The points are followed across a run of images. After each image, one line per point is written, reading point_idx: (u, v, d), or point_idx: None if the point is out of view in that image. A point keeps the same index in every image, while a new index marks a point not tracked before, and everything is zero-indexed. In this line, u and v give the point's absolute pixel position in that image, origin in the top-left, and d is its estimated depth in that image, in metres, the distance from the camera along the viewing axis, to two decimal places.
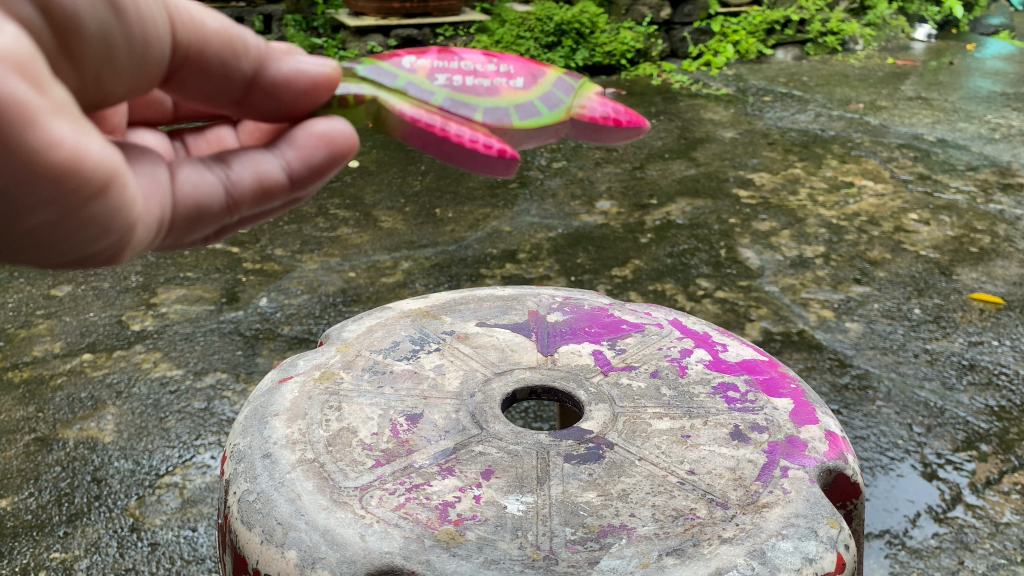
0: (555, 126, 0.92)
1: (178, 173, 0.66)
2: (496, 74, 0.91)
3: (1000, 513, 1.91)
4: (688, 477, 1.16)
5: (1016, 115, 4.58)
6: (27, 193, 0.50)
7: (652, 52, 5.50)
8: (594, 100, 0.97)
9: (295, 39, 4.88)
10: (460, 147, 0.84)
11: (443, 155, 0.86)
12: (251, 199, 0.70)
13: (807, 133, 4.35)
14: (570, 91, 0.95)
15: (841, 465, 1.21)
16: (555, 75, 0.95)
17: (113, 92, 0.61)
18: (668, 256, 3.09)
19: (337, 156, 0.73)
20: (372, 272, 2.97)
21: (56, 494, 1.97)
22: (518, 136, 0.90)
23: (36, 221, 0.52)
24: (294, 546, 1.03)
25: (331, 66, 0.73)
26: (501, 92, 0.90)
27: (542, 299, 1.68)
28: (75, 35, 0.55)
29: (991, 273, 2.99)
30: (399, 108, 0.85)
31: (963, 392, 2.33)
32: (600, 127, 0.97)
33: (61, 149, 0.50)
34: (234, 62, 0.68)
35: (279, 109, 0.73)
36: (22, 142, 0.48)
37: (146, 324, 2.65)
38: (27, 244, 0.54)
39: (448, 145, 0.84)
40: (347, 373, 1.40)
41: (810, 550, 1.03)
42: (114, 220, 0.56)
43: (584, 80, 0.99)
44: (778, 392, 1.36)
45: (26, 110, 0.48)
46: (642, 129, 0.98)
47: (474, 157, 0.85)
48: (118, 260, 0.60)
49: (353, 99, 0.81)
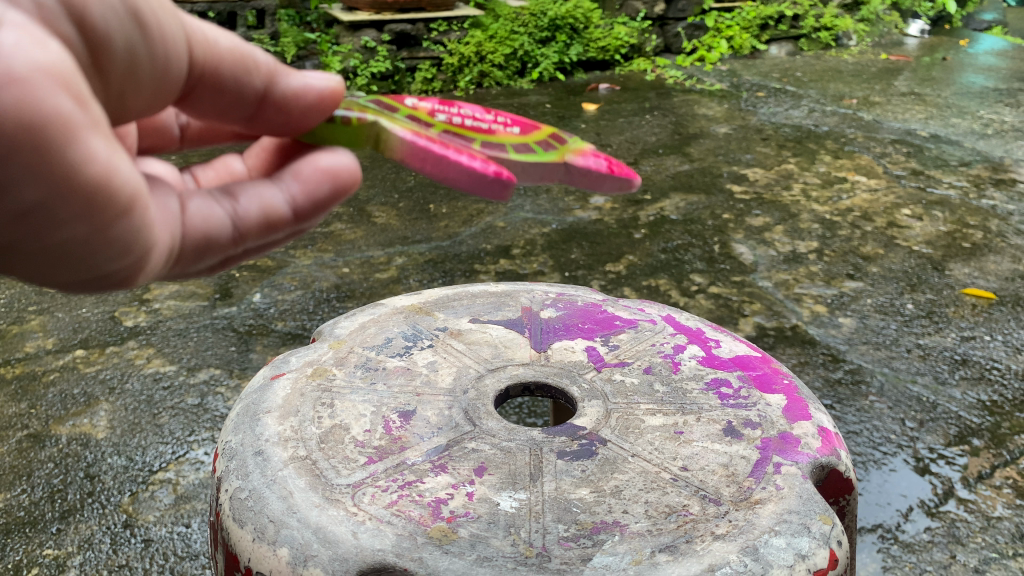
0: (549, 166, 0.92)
1: (188, 204, 0.65)
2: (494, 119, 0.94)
3: (991, 508, 1.92)
4: (681, 474, 1.16)
5: (1008, 111, 4.59)
6: (63, 206, 0.50)
7: (646, 47, 5.51)
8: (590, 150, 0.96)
9: (289, 35, 4.61)
10: (457, 165, 0.82)
11: (439, 173, 0.83)
12: (255, 232, 0.69)
13: (800, 129, 4.36)
14: (565, 140, 0.95)
15: (834, 461, 1.21)
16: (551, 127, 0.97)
17: (131, 110, 0.60)
18: (662, 252, 3.09)
19: (339, 191, 0.72)
20: (366, 268, 2.96)
21: (49, 491, 1.96)
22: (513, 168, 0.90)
23: (65, 235, 0.51)
24: (286, 544, 1.03)
25: (335, 79, 0.73)
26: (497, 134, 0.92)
27: (536, 295, 1.68)
28: (105, 52, 0.54)
29: (984, 268, 3.00)
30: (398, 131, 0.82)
31: (955, 387, 2.34)
32: (595, 174, 0.94)
33: (98, 163, 0.50)
34: (247, 78, 0.67)
35: (288, 124, 0.72)
36: (63, 157, 0.48)
37: (139, 320, 2.64)
38: (49, 260, 0.53)
39: (444, 161, 0.82)
40: (339, 370, 1.40)
41: (802, 547, 1.03)
42: (135, 240, 0.56)
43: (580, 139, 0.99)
44: (771, 388, 1.37)
45: (71, 124, 0.48)
46: (634, 182, 0.96)
47: (470, 174, 0.83)
48: (129, 282, 0.60)
49: (357, 119, 0.80)
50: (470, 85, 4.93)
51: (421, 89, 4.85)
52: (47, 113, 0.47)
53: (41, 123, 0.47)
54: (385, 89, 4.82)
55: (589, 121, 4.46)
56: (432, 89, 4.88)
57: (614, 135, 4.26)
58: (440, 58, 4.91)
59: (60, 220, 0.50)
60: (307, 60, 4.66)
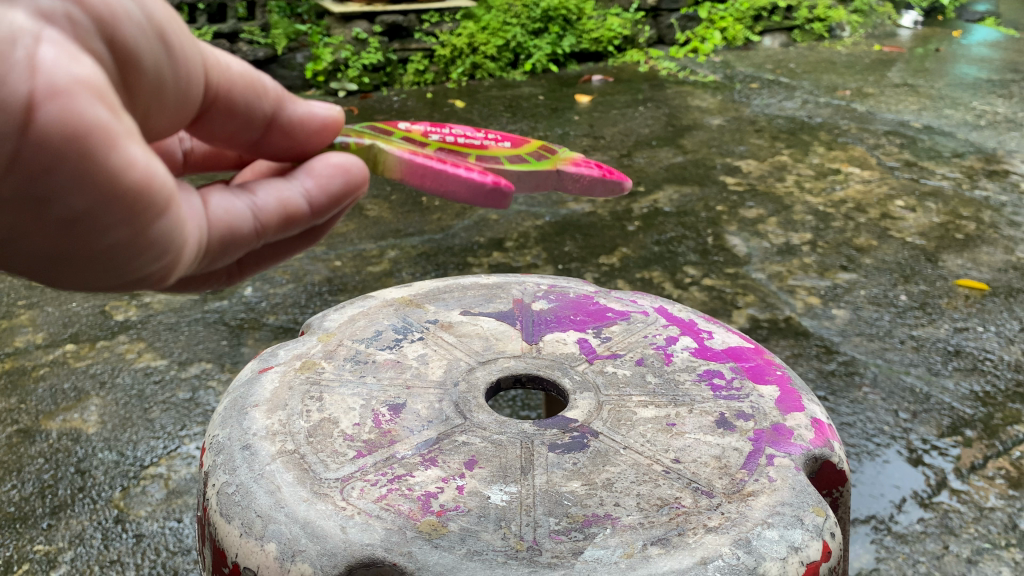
0: (541, 176, 1.08)
1: (210, 199, 0.67)
2: (483, 141, 1.09)
3: (984, 498, 1.92)
4: (673, 466, 1.16)
5: (1001, 102, 4.59)
6: (105, 213, 0.54)
7: (639, 38, 5.48)
8: (575, 163, 1.13)
9: (279, 27, 4.51)
10: (456, 177, 0.91)
11: (439, 188, 0.91)
12: (275, 225, 0.72)
13: (794, 120, 4.35)
14: (550, 156, 1.12)
15: (827, 452, 1.20)
16: (534, 147, 1.12)
17: (156, 128, 0.62)
18: (656, 244, 3.07)
19: (351, 186, 0.76)
20: (358, 261, 2.94)
21: (39, 486, 1.94)
22: (511, 175, 1.05)
23: (111, 238, 0.55)
24: (273, 539, 1.01)
25: (336, 110, 0.79)
26: (488, 150, 1.07)
27: (528, 287, 1.67)
28: (135, 70, 0.56)
29: (977, 259, 3.00)
30: (394, 151, 0.90)
31: (948, 378, 2.34)
32: (585, 179, 1.11)
33: (136, 169, 0.53)
34: (257, 103, 0.70)
35: (292, 148, 0.77)
36: (105, 163, 0.51)
37: (130, 314, 2.61)
38: (93, 263, 0.57)
39: (444, 175, 0.91)
40: (328, 363, 1.38)
41: (796, 539, 1.02)
42: (171, 240, 0.59)
43: (562, 155, 1.15)
44: (764, 379, 1.36)
45: (110, 134, 0.51)
46: (624, 184, 1.13)
47: (471, 184, 0.91)
48: (165, 280, 0.63)
49: (355, 144, 0.88)
50: (462, 77, 4.91)
51: (414, 81, 4.82)
52: (86, 123, 0.50)
53: (80, 132, 0.50)
54: (377, 81, 4.74)
55: (583, 113, 4.44)
56: (425, 81, 4.84)
57: (608, 126, 4.24)
58: (431, 50, 4.87)
59: (104, 223, 0.54)
60: (298, 52, 4.62)
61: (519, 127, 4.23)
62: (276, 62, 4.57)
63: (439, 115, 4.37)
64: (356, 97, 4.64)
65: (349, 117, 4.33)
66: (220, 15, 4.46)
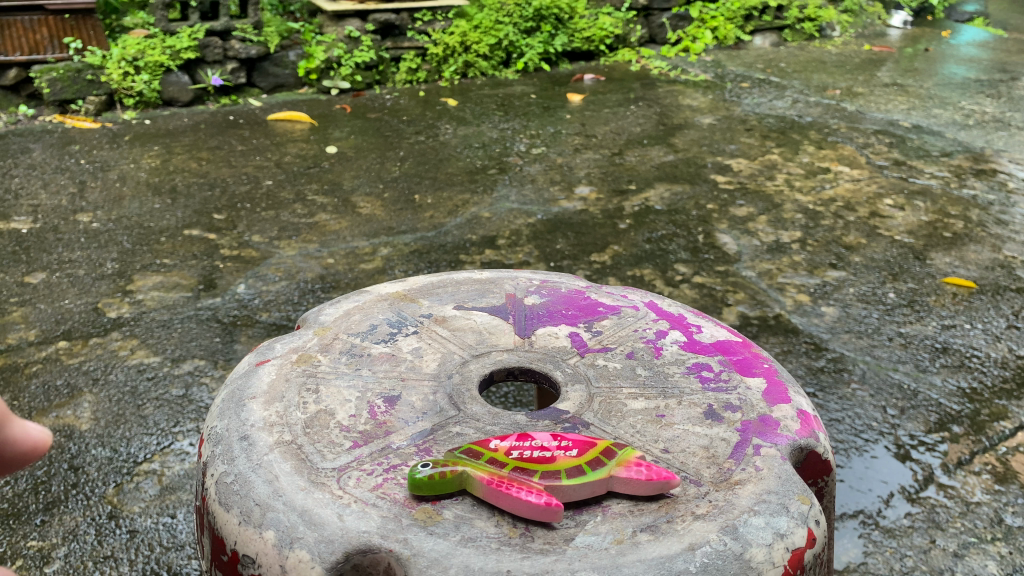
0: (595, 483, 1.08)
1: None
2: (556, 447, 1.13)
3: (971, 493, 1.95)
4: (662, 456, 1.18)
5: (989, 102, 4.64)
6: None
7: (630, 38, 5.52)
8: (632, 463, 1.10)
9: (273, 24, 4.53)
10: (515, 498, 1.05)
11: (497, 500, 1.06)
12: None
13: (784, 119, 4.38)
14: (611, 457, 1.11)
15: (813, 443, 1.23)
16: (610, 445, 1.14)
17: None
18: (647, 242, 3.10)
19: None
20: (351, 259, 2.96)
21: (32, 483, 1.93)
22: (565, 490, 1.07)
23: None
24: (272, 527, 1.04)
25: None
26: (557, 461, 1.11)
27: (520, 282, 1.69)
28: None
29: (964, 257, 3.04)
30: (477, 476, 1.08)
31: (936, 374, 2.38)
32: (635, 482, 1.08)
33: None
34: None
35: None
36: None
37: (123, 311, 2.62)
38: None
39: (503, 494, 1.06)
40: (325, 356, 1.40)
41: (781, 526, 1.06)
42: None
43: (630, 449, 1.14)
44: (751, 371, 1.39)
45: None
46: (673, 483, 1.09)
47: (519, 503, 1.05)
48: None
49: (444, 475, 1.08)
50: (455, 75, 4.92)
51: (406, 79, 4.82)
52: None
53: None
54: (370, 79, 4.76)
55: (574, 112, 4.47)
56: (417, 79, 4.85)
57: (599, 125, 4.27)
58: (424, 49, 4.88)
59: None
60: (290, 50, 4.61)
61: (511, 125, 4.25)
62: (268, 60, 4.56)
63: (431, 113, 4.40)
64: (348, 95, 4.64)
65: (342, 116, 4.34)
66: (214, 12, 4.46)
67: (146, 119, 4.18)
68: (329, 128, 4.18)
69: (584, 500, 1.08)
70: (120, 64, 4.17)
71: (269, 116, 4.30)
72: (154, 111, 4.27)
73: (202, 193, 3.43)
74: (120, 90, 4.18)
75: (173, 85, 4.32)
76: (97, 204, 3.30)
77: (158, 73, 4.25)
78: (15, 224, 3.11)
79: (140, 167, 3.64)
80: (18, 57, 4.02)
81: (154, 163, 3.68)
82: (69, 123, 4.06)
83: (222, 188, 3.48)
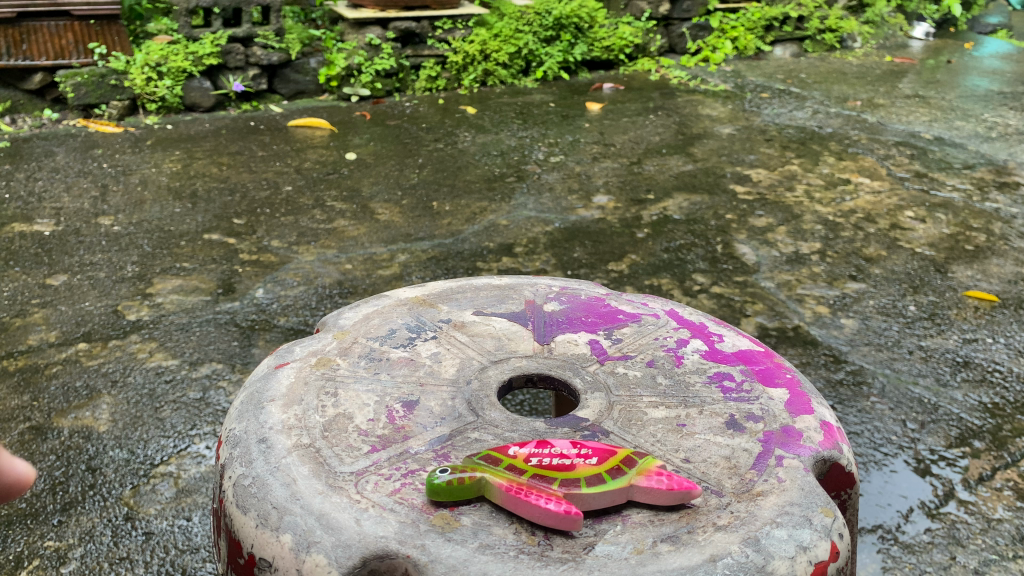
0: (615, 492, 1.07)
1: None
2: (577, 455, 1.12)
3: (992, 509, 1.91)
4: (683, 466, 1.17)
5: (1013, 114, 4.59)
6: None
7: (650, 47, 5.53)
8: (655, 473, 1.09)
9: (293, 32, 4.56)
10: (535, 505, 1.04)
11: (516, 509, 1.05)
12: None
13: (805, 130, 4.35)
14: (633, 465, 1.10)
15: (836, 455, 1.22)
16: (629, 454, 1.13)
17: None
18: (665, 251, 3.09)
19: None
20: (369, 265, 2.96)
21: (51, 483, 1.94)
22: (585, 501, 1.06)
23: None
24: (289, 530, 1.04)
25: None
26: (577, 469, 1.10)
27: (540, 289, 1.69)
28: None
29: (986, 270, 3.00)
30: (497, 481, 1.08)
31: (957, 389, 2.34)
32: (656, 492, 1.07)
33: None
34: None
35: None
36: None
37: (142, 313, 2.64)
38: None
39: (522, 501, 1.05)
40: (343, 360, 1.40)
41: (804, 538, 1.04)
42: None
43: (650, 458, 1.12)
44: (774, 382, 1.37)
45: None
46: (695, 492, 1.07)
47: (540, 512, 1.03)
48: None
49: (466, 479, 1.07)
50: (474, 83, 4.93)
51: (426, 87, 4.86)
52: None
53: None
54: (390, 86, 4.79)
55: (593, 120, 4.47)
56: (437, 87, 4.88)
57: (618, 134, 4.26)
58: (444, 57, 4.88)
59: None
60: (311, 56, 4.63)
61: (530, 133, 4.25)
62: (290, 66, 4.58)
63: (451, 121, 4.40)
64: (369, 102, 4.69)
65: (361, 123, 4.37)
66: (236, 20, 4.50)
67: (169, 123, 4.22)
68: (348, 134, 4.20)
69: (605, 508, 1.07)
70: (143, 69, 4.19)
71: (289, 122, 4.33)
72: (177, 115, 4.31)
73: (223, 198, 3.45)
74: (143, 95, 4.21)
75: (195, 91, 4.35)
76: (119, 207, 3.33)
77: (180, 79, 4.27)
78: (38, 226, 3.14)
79: (162, 171, 3.67)
80: (43, 62, 4.04)
81: (176, 168, 3.71)
82: (93, 127, 4.12)
83: (243, 193, 3.50)
